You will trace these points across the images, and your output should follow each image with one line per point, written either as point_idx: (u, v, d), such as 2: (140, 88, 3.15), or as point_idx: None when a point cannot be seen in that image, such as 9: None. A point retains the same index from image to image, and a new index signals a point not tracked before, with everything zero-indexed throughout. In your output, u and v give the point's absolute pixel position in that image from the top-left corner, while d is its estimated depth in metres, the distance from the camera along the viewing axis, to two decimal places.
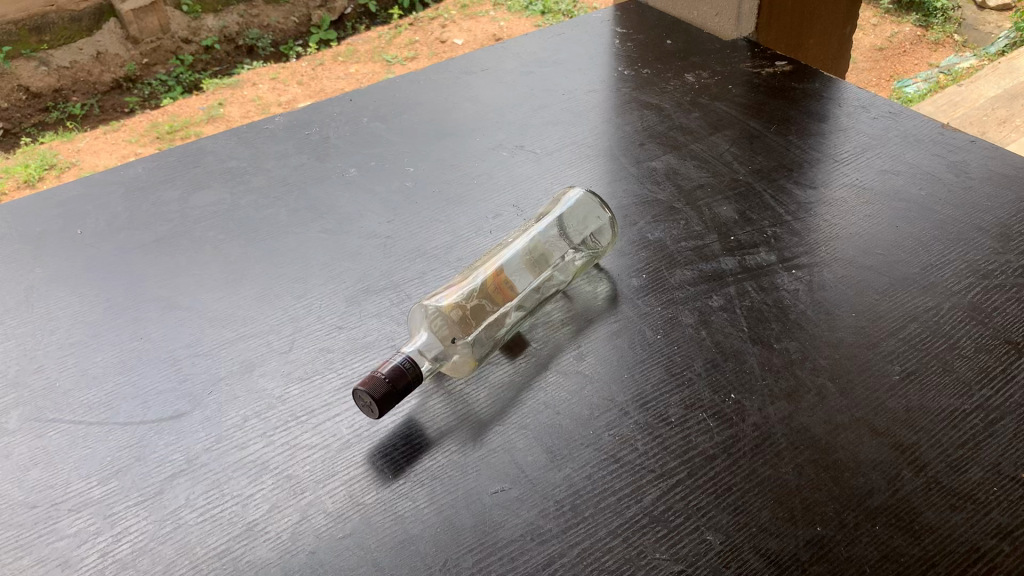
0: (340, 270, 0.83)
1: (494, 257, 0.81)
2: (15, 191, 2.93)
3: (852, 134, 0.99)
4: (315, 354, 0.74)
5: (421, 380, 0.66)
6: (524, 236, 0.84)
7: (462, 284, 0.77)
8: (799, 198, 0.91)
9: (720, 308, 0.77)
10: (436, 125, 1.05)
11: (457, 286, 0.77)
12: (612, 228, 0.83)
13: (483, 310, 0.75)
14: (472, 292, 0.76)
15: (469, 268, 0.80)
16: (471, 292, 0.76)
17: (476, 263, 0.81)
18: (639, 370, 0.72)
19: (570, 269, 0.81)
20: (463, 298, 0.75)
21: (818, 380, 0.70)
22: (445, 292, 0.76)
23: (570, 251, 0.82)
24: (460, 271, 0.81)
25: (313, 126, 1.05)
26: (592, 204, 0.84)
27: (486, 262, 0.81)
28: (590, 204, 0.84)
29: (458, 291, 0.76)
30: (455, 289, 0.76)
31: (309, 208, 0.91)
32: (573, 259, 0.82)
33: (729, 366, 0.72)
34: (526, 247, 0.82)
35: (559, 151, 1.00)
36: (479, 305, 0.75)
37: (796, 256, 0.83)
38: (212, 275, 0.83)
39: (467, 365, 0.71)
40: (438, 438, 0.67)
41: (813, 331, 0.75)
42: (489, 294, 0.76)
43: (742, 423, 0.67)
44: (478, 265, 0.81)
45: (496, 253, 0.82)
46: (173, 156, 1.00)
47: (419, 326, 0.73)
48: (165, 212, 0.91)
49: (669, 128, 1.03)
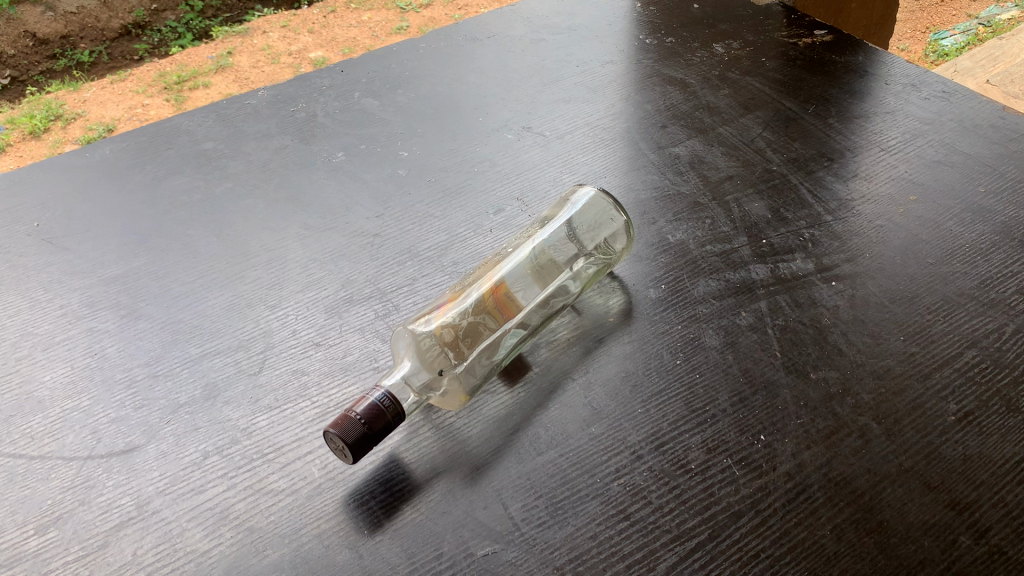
0: (321, 274, 0.74)
1: (493, 266, 0.71)
2: (18, 142, 2.80)
3: (901, 118, 0.88)
4: (288, 378, 0.66)
5: (402, 418, 0.57)
6: (528, 240, 0.73)
7: (454, 301, 0.67)
8: (840, 194, 0.80)
9: (749, 328, 0.68)
10: (436, 101, 0.95)
11: (449, 304, 0.67)
12: (628, 230, 0.72)
13: (476, 332, 0.65)
14: (465, 311, 0.66)
15: (468, 280, 0.70)
16: (463, 311, 0.66)
17: (475, 274, 0.71)
18: (655, 403, 0.63)
19: (580, 278, 0.71)
20: (455, 319, 0.65)
21: (861, 420, 0.61)
22: (437, 311, 0.67)
23: (580, 257, 0.72)
24: (456, 283, 0.71)
25: (299, 102, 0.95)
26: (606, 203, 0.73)
27: (486, 271, 0.71)
28: (604, 202, 0.73)
29: (448, 309, 0.66)
30: (449, 307, 0.67)
31: (291, 199, 0.82)
32: (584, 266, 0.71)
33: (759, 401, 0.63)
34: (530, 252, 0.72)
35: (571, 133, 0.90)
36: (472, 325, 0.65)
37: (836, 264, 0.73)
38: (178, 279, 0.74)
39: (457, 399, 0.62)
40: (423, 483, 0.59)
41: (855, 358, 0.65)
42: (484, 311, 0.66)
43: (773, 473, 0.58)
44: (475, 276, 0.71)
45: (496, 261, 0.72)
46: (144, 136, 0.90)
47: (401, 352, 0.63)
48: (132, 203, 0.82)
49: (694, 108, 0.92)
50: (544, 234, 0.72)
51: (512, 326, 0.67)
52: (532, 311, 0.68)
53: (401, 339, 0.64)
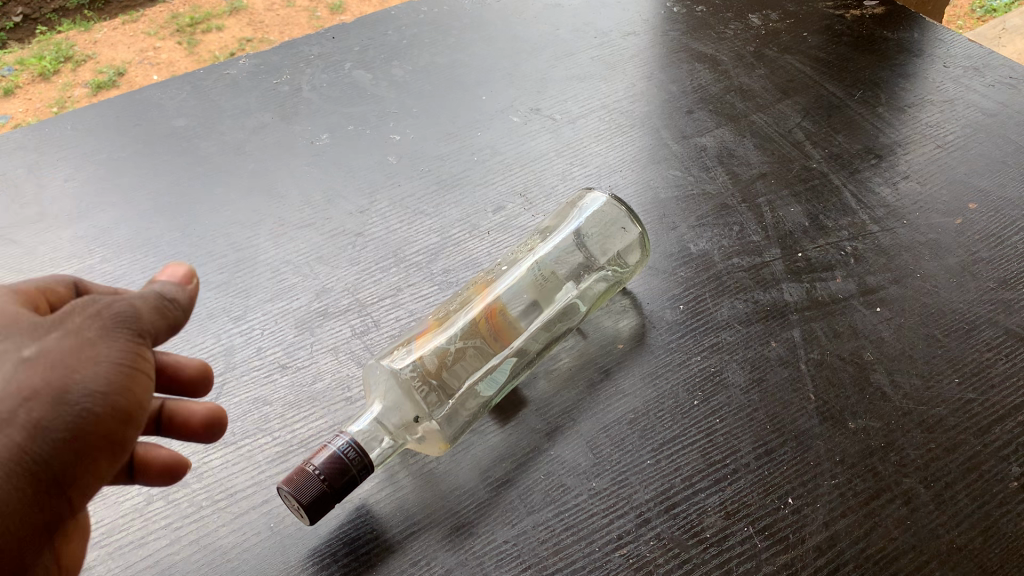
0: (295, 281, 0.66)
1: (486, 283, 0.62)
2: (27, 84, 1.92)
3: (960, 108, 0.78)
4: (247, 408, 0.57)
5: (370, 472, 0.49)
6: (527, 253, 0.63)
7: (439, 327, 0.58)
8: (888, 198, 0.70)
9: (778, 363, 0.59)
10: (434, 75, 0.85)
11: (432, 330, 0.58)
12: (642, 243, 0.62)
13: (463, 363, 0.56)
14: (450, 338, 0.57)
15: (459, 300, 0.61)
16: (449, 339, 0.56)
17: (467, 293, 0.62)
18: (667, 453, 0.54)
19: (587, 297, 0.62)
20: (441, 347, 0.56)
21: (906, 482, 0.52)
22: (422, 336, 0.57)
23: (587, 271, 0.62)
24: (445, 303, 0.62)
25: (283, 72, 0.86)
26: (617, 210, 0.63)
27: (480, 289, 0.61)
28: (616, 209, 0.63)
29: (431, 336, 0.57)
30: (434, 333, 0.57)
31: (267, 190, 0.73)
32: (592, 283, 0.62)
33: (787, 455, 0.54)
34: (529, 268, 0.62)
35: (585, 117, 0.80)
36: (459, 354, 0.56)
37: (882, 284, 0.64)
38: (134, 282, 0.66)
39: (437, 446, 0.53)
40: (394, 542, 0.51)
41: (902, 404, 0.56)
42: (472, 338, 0.57)
43: (801, 546, 0.50)
44: (464, 297, 0.61)
45: (490, 278, 0.62)
46: (110, 112, 0.82)
47: (374, 390, 0.54)
48: (92, 191, 0.74)
49: (724, 90, 0.82)
50: (546, 248, 0.63)
51: (505, 355, 0.57)
52: (530, 337, 0.59)
53: (374, 373, 0.54)
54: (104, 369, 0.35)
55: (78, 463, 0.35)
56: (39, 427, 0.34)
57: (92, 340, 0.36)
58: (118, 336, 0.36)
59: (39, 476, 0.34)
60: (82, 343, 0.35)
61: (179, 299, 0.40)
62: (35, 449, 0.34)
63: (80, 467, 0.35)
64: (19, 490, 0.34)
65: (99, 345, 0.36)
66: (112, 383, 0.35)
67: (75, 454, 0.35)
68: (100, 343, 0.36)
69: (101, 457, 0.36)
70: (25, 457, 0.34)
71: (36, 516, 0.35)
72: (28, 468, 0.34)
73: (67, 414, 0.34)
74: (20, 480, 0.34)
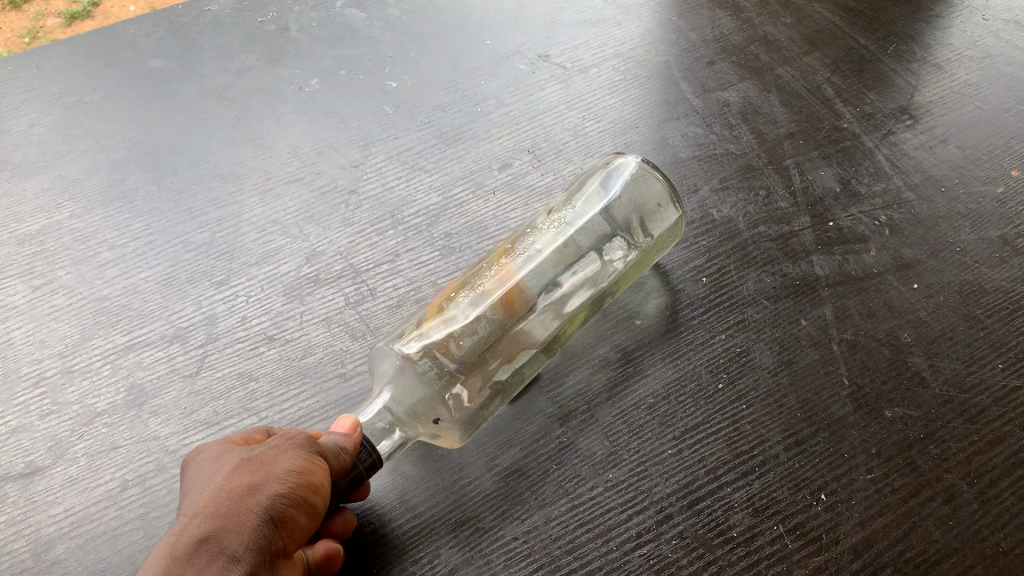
0: (283, 244, 0.60)
1: (506, 255, 0.56)
2: None
3: (999, 64, 0.73)
4: (231, 384, 0.52)
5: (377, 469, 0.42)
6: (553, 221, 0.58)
7: (453, 302, 0.52)
8: (924, 162, 0.65)
9: (809, 344, 0.54)
10: (434, 16, 0.79)
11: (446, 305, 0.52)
12: (675, 220, 0.57)
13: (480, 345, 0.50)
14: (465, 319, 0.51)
15: (476, 272, 0.56)
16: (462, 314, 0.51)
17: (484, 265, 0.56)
18: (690, 442, 0.50)
19: (616, 269, 0.56)
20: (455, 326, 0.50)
21: (948, 477, 0.48)
22: (435, 312, 0.52)
23: (617, 244, 0.56)
24: (460, 276, 0.56)
25: (269, 10, 0.79)
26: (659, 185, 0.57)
27: (498, 261, 0.56)
28: (654, 181, 0.57)
29: (445, 315, 0.51)
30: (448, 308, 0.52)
31: (251, 140, 0.68)
32: (622, 257, 0.56)
33: (821, 447, 0.50)
34: (554, 238, 0.56)
35: (597, 67, 0.74)
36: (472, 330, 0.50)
37: (918, 258, 0.59)
38: (106, 240, 0.61)
39: (451, 442, 0.48)
40: (394, 537, 0.46)
41: (943, 392, 0.52)
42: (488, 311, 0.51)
43: (835, 547, 0.45)
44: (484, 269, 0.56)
45: (510, 248, 0.57)
46: (78, 49, 0.75)
47: (385, 376, 0.48)
48: (59, 137, 0.68)
49: (747, 40, 0.77)
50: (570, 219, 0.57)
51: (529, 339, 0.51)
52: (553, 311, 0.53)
53: (383, 356, 0.49)
54: (302, 456, 0.38)
55: (289, 525, 0.37)
56: (257, 485, 0.36)
57: (286, 444, 0.39)
58: (307, 442, 0.39)
59: (263, 520, 0.36)
60: (283, 445, 0.39)
61: (356, 443, 0.41)
62: (256, 500, 0.36)
63: (289, 529, 0.37)
64: (249, 526, 0.35)
65: (294, 443, 0.39)
66: (309, 464, 0.38)
67: (286, 511, 0.36)
68: (293, 445, 0.39)
69: (302, 524, 0.37)
70: (250, 504, 0.36)
71: (264, 557, 0.35)
72: (255, 512, 0.36)
73: (276, 481, 0.37)
74: (247, 521, 0.35)
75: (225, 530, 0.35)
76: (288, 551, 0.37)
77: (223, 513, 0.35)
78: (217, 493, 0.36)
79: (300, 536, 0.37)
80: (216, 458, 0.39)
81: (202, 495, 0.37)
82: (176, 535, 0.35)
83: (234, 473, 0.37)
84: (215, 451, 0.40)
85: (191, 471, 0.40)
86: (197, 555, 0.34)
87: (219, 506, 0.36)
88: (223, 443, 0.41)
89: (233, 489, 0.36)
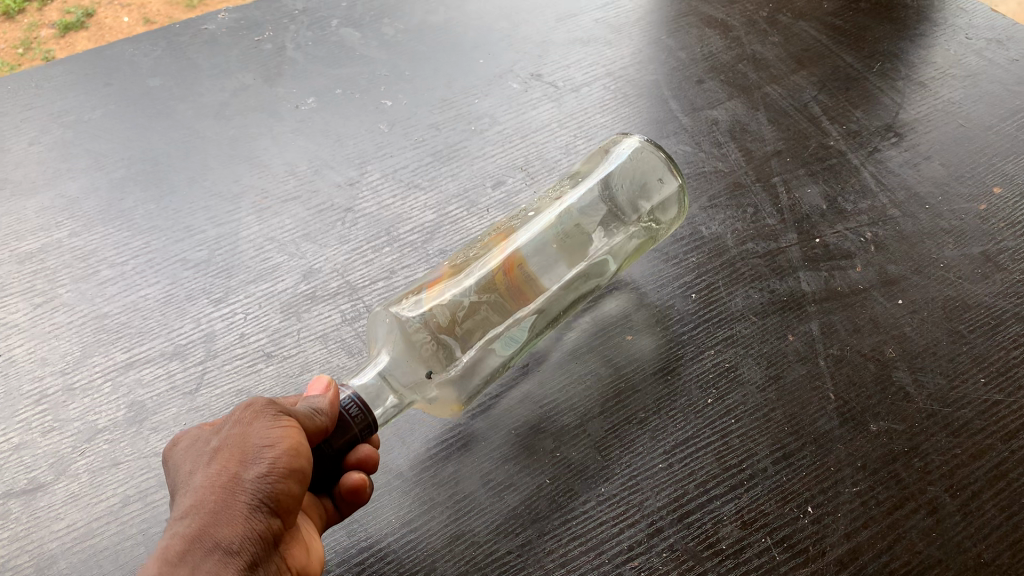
0: (280, 262, 0.61)
1: (507, 231, 0.58)
2: None
3: (982, 82, 0.75)
4: (230, 401, 0.53)
5: (374, 428, 0.43)
6: (555, 201, 0.60)
7: (457, 277, 0.54)
8: (909, 180, 0.67)
9: (797, 359, 0.56)
10: (427, 35, 0.80)
11: (449, 279, 0.54)
12: (680, 199, 0.58)
13: (476, 322, 0.52)
14: (464, 291, 0.53)
15: (480, 247, 0.57)
16: (462, 291, 0.53)
17: (488, 241, 0.58)
18: (680, 456, 0.51)
19: (619, 253, 0.58)
20: (457, 304, 0.52)
21: (931, 489, 0.49)
22: (442, 284, 0.54)
23: (619, 226, 0.59)
24: (461, 253, 0.58)
25: (265, 29, 0.80)
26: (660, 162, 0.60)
27: (501, 238, 0.58)
28: (656, 158, 0.59)
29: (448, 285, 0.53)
30: (454, 282, 0.54)
31: (248, 159, 0.69)
32: (624, 239, 0.59)
33: (806, 461, 0.51)
34: (559, 214, 0.59)
35: (588, 85, 0.75)
36: (471, 312, 0.52)
37: (903, 274, 0.60)
38: (106, 259, 0.62)
39: (449, 407, 0.50)
40: (390, 551, 0.47)
41: (926, 406, 0.53)
42: (489, 292, 0.53)
43: (821, 559, 0.46)
44: (485, 243, 0.58)
45: (512, 225, 0.59)
46: (77, 67, 0.76)
47: (382, 336, 0.50)
48: (59, 156, 0.69)
49: (736, 58, 0.78)
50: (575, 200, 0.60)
51: (528, 314, 0.54)
52: (553, 297, 0.55)
53: (382, 318, 0.51)
54: (276, 431, 0.38)
55: (278, 502, 0.37)
56: (238, 470, 0.36)
57: (258, 420, 0.39)
58: (277, 416, 0.39)
59: (251, 504, 0.36)
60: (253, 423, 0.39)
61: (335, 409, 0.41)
62: (239, 486, 0.36)
63: (278, 507, 0.37)
64: (239, 515, 0.35)
65: (263, 418, 0.39)
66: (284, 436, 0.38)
67: (273, 491, 0.37)
68: (264, 422, 0.39)
69: (291, 499, 0.38)
70: (234, 492, 0.36)
71: (260, 541, 0.36)
72: (242, 500, 0.36)
73: (255, 461, 0.37)
74: (235, 510, 0.35)
75: (216, 523, 0.35)
76: (281, 528, 0.38)
77: (209, 506, 0.35)
78: (200, 488, 0.36)
79: (291, 511, 0.38)
80: (193, 454, 0.39)
81: (185, 493, 0.37)
82: (167, 538, 0.35)
83: (212, 464, 0.37)
84: (191, 447, 0.40)
85: (172, 472, 0.40)
86: (191, 553, 0.34)
87: (203, 501, 0.36)
88: (195, 435, 0.40)
89: (216, 479, 0.36)
